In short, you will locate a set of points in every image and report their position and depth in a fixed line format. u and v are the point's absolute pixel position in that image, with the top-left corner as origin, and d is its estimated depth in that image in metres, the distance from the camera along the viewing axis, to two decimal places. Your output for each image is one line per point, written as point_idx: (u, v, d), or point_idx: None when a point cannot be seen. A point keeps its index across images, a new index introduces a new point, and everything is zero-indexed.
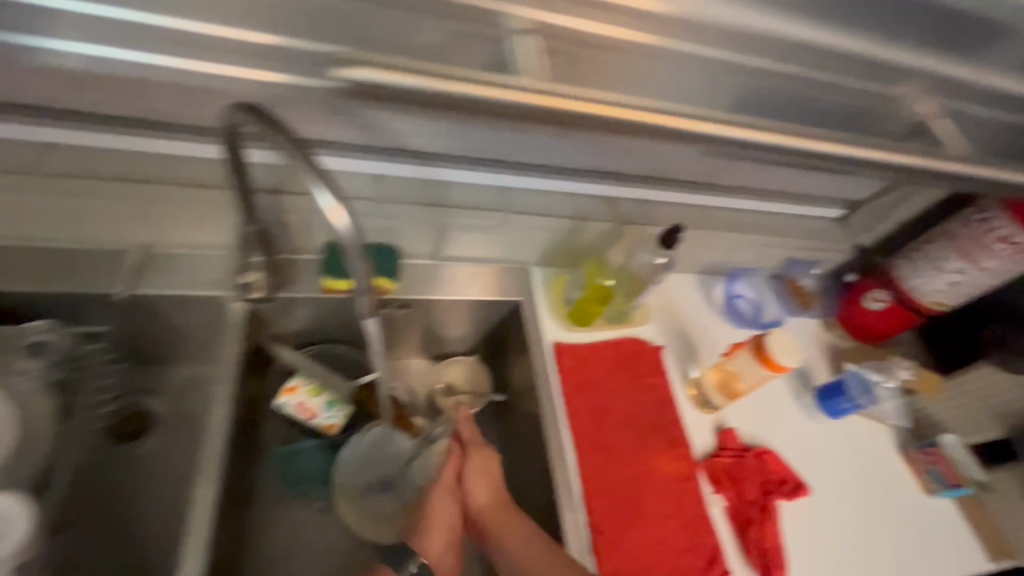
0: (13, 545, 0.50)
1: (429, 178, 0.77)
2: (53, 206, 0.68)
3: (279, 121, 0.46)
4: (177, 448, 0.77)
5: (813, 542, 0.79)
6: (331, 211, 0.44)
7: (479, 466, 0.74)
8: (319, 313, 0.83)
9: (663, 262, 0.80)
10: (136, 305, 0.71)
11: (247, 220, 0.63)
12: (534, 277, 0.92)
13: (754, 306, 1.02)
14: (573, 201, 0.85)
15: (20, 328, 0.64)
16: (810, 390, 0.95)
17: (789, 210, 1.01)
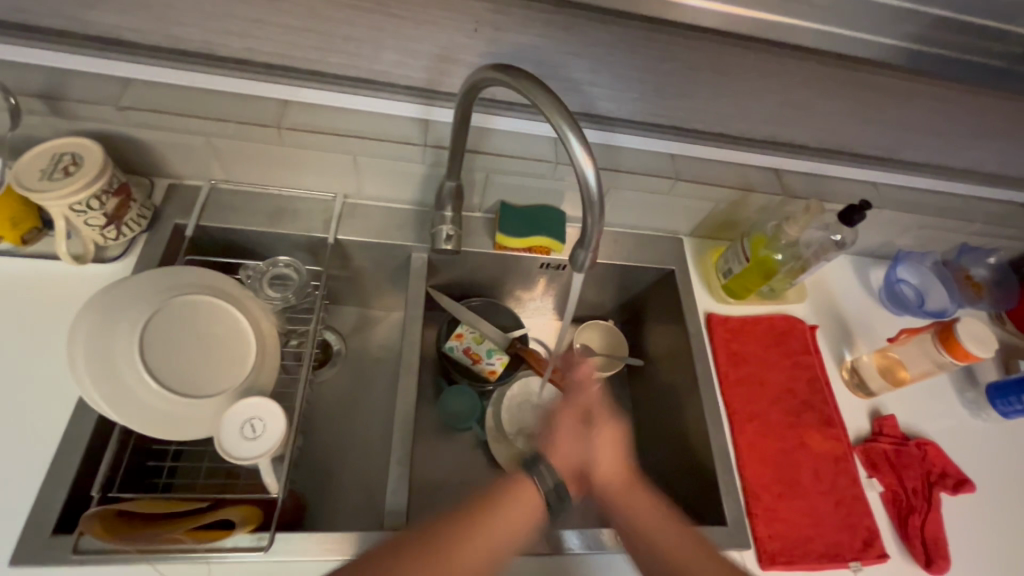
0: (276, 439, 0.61)
1: (606, 143, 0.77)
2: (287, 157, 0.75)
3: (530, 76, 0.49)
4: (353, 375, 0.91)
5: (978, 541, 0.76)
6: (581, 159, 0.47)
7: (611, 433, 0.70)
8: (482, 268, 0.89)
9: (839, 238, 0.80)
10: (337, 249, 0.82)
11: (451, 174, 0.69)
12: (685, 247, 0.93)
13: (918, 293, 0.96)
14: (742, 171, 0.83)
15: (266, 262, 0.74)
16: (974, 385, 0.90)
17: (974, 191, 0.92)
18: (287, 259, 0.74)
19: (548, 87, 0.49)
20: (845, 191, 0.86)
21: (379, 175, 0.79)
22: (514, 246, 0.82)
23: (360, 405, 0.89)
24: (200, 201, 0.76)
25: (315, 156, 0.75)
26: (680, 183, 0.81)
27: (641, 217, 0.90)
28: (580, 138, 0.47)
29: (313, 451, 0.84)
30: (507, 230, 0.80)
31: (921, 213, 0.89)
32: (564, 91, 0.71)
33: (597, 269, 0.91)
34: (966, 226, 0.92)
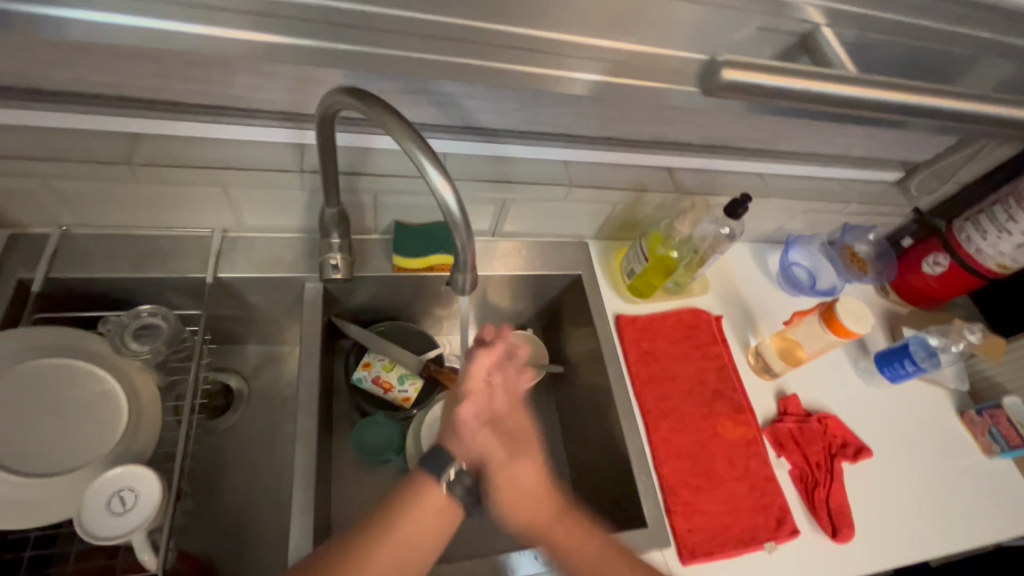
0: (150, 511, 0.54)
1: (494, 154, 0.78)
2: (147, 195, 0.68)
3: (382, 103, 0.48)
4: (258, 418, 0.84)
5: (877, 502, 0.81)
6: (439, 185, 0.46)
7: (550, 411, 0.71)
8: (386, 291, 0.85)
9: (728, 231, 0.84)
10: (221, 288, 0.76)
11: (329, 201, 0.66)
12: (590, 249, 0.94)
13: (810, 274, 1.02)
14: (634, 172, 0.84)
15: (132, 312, 0.67)
16: (866, 355, 0.96)
17: (848, 174, 0.98)
18: (155, 306, 0.68)
19: (406, 117, 0.48)
20: (733, 184, 0.89)
21: (259, 206, 0.74)
22: (416, 268, 0.80)
23: (266, 450, 0.82)
24: (50, 252, 0.68)
25: (180, 191, 0.69)
26: (574, 190, 0.81)
27: (543, 225, 0.89)
28: (435, 163, 0.46)
29: (217, 508, 0.77)
30: (403, 252, 0.78)
31: (804, 199, 0.94)
32: (441, 105, 0.69)
33: (506, 281, 0.89)
34: (844, 207, 0.98)
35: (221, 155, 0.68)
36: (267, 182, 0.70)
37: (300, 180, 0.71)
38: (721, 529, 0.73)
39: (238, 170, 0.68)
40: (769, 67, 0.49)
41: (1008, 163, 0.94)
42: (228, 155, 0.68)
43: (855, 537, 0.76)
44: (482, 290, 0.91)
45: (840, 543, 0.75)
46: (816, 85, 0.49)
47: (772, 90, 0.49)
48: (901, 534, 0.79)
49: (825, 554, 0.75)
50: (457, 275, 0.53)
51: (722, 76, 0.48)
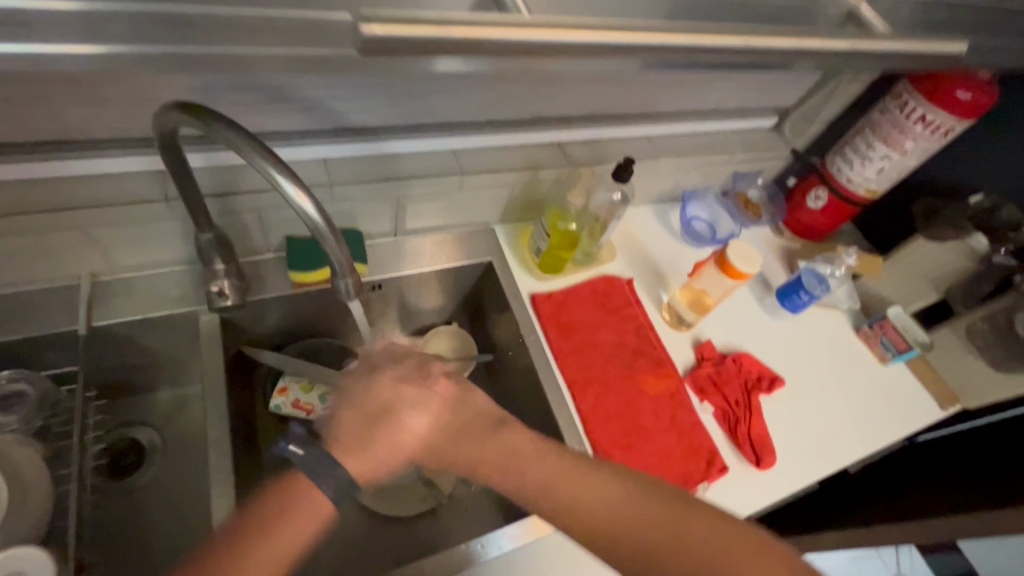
0: None
1: (377, 153, 0.75)
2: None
3: (219, 116, 0.45)
4: (178, 469, 0.79)
5: (794, 425, 0.87)
6: (295, 197, 0.45)
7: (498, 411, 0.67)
8: (294, 311, 0.82)
9: (619, 196, 0.88)
10: (101, 338, 0.70)
11: (200, 227, 0.62)
12: (499, 235, 0.95)
13: (710, 226, 1.07)
14: (524, 151, 0.85)
15: None
16: (769, 292, 1.02)
17: (728, 125, 1.04)
18: (11, 372, 0.62)
19: (247, 128, 0.45)
20: (623, 149, 0.91)
21: (128, 243, 0.68)
22: (315, 280, 0.77)
23: (191, 499, 0.77)
24: None
25: (28, 242, 0.62)
26: (467, 177, 0.80)
27: (445, 217, 0.88)
28: (287, 174, 0.45)
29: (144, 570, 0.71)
30: (298, 268, 0.74)
31: (691, 154, 0.98)
32: (306, 108, 0.66)
33: (418, 279, 0.88)
34: (730, 157, 1.03)
35: (69, 196, 0.62)
36: (129, 217, 0.64)
37: (169, 210, 0.66)
38: (657, 480, 0.77)
39: (90, 209, 0.62)
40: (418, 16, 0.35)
41: (861, 98, 1.03)
42: (76, 194, 0.62)
43: (777, 462, 0.81)
44: (397, 293, 0.90)
45: (765, 470, 0.81)
46: (618, 39, 0.40)
47: (428, 44, 0.35)
48: (817, 451, 0.86)
49: (754, 484, 0.80)
50: (340, 277, 0.52)
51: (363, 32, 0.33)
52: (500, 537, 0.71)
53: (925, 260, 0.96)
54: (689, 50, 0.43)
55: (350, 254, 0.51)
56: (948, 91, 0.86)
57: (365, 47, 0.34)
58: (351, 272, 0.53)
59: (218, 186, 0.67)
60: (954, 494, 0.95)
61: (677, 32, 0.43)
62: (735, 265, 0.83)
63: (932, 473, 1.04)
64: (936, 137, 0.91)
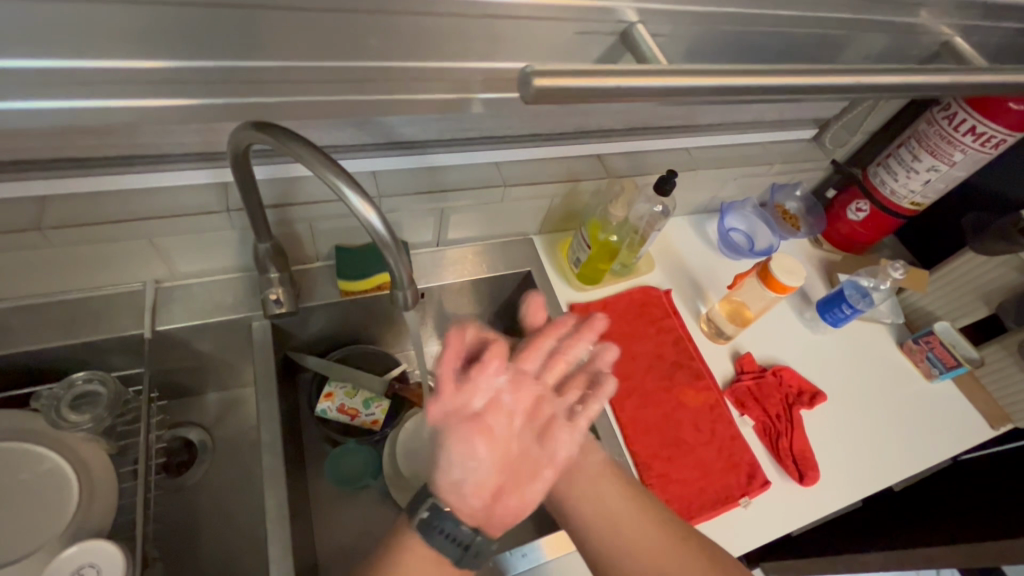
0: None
1: (423, 166, 0.78)
2: (71, 257, 0.65)
3: (291, 133, 0.48)
4: (227, 468, 0.82)
5: (837, 442, 0.86)
6: (361, 208, 0.47)
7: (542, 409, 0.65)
8: (338, 318, 0.84)
9: (660, 209, 0.86)
10: (162, 341, 0.73)
11: (260, 238, 0.65)
12: (536, 245, 0.96)
13: (747, 237, 1.06)
14: (564, 164, 0.86)
15: (66, 382, 0.63)
16: (810, 305, 1.00)
17: (767, 136, 1.03)
18: (89, 372, 0.63)
19: (316, 143, 0.48)
20: (661, 161, 0.92)
21: (189, 251, 0.71)
22: (361, 289, 0.79)
23: (238, 497, 0.80)
24: None
25: (100, 250, 0.66)
26: (509, 189, 0.82)
27: (487, 227, 0.90)
28: (353, 187, 0.47)
29: (196, 565, 0.74)
30: (345, 276, 0.76)
31: (730, 166, 0.98)
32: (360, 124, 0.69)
33: (458, 288, 0.90)
34: (769, 168, 1.02)
35: (136, 206, 0.65)
36: (192, 227, 0.67)
37: (228, 220, 0.69)
38: (698, 494, 0.76)
39: (157, 218, 0.65)
40: (575, 70, 0.39)
41: (905, 110, 1.02)
42: (143, 204, 0.65)
43: (821, 478, 0.80)
44: (436, 302, 0.92)
45: (808, 487, 0.79)
46: (691, 81, 0.42)
47: (562, 94, 0.38)
48: (861, 468, 0.84)
49: (796, 500, 0.79)
50: (400, 286, 0.54)
51: (534, 85, 0.37)
52: (533, 549, 0.71)
53: (968, 274, 0.95)
54: (757, 86, 0.44)
55: (411, 265, 0.53)
56: (1002, 103, 0.84)
57: (536, 94, 0.39)
58: (410, 283, 0.55)
59: (275, 197, 0.70)
60: (1001, 516, 0.92)
61: (762, 73, 0.44)
62: (779, 279, 0.82)
63: (975, 494, 1.01)
64: (988, 149, 0.89)
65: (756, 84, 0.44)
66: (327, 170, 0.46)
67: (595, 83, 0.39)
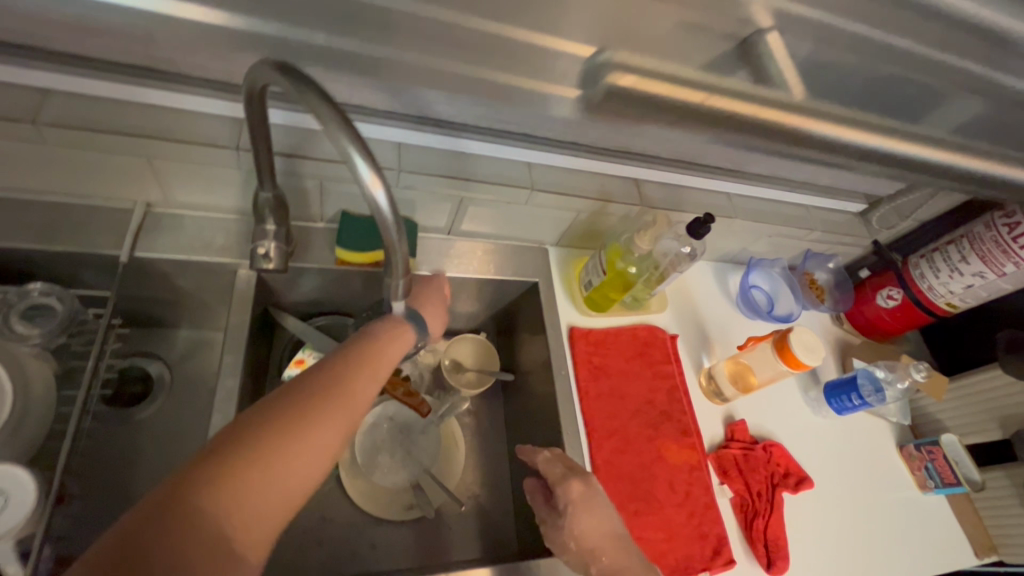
0: (18, 518, 0.48)
1: (453, 150, 0.73)
2: (63, 160, 0.61)
3: (311, 81, 0.43)
4: (180, 411, 0.78)
5: (814, 536, 0.81)
6: (368, 180, 0.43)
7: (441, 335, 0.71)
8: (330, 286, 0.80)
9: (689, 250, 0.81)
10: (140, 267, 0.69)
11: (262, 185, 0.60)
12: (550, 256, 0.91)
13: (768, 299, 1.01)
14: (598, 181, 0.82)
15: (23, 290, 0.61)
16: (816, 385, 0.95)
17: (813, 201, 0.98)
18: (47, 286, 0.61)
19: (332, 96, 0.42)
20: (698, 201, 0.88)
21: (191, 181, 0.67)
22: (357, 262, 0.74)
23: (180, 445, 0.75)
24: None
25: (94, 159, 0.61)
26: (537, 194, 0.77)
27: (503, 227, 0.85)
28: (365, 155, 0.42)
29: (121, 506, 0.70)
30: (344, 245, 0.72)
31: (768, 222, 0.93)
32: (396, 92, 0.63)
33: (460, 283, 0.85)
34: (807, 233, 0.97)
35: (142, 122, 0.61)
36: (196, 157, 0.63)
37: (237, 158, 0.64)
38: (657, 558, 0.71)
39: (162, 139, 0.61)
40: (673, 74, 0.33)
41: (968, 206, 0.95)
42: (151, 122, 0.61)
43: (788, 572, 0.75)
44: None
45: None
46: (800, 121, 0.35)
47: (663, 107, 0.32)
48: (833, 569, 0.79)
49: None
50: (395, 273, 0.49)
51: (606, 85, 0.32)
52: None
53: (992, 392, 0.90)
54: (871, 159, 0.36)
55: (410, 254, 0.49)
56: None
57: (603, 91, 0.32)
58: (405, 271, 0.50)
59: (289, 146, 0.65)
60: None
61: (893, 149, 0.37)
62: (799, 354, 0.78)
63: None
64: None
65: (891, 127, 0.37)
66: (341, 124, 0.41)
67: (689, 102, 0.33)
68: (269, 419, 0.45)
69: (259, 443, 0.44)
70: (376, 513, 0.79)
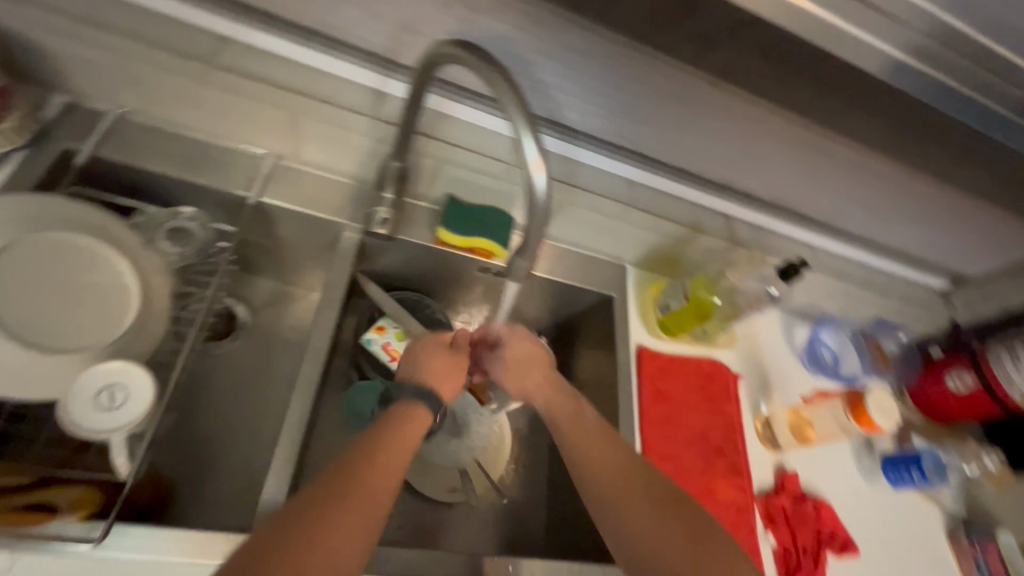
0: (136, 415, 0.51)
1: (564, 155, 0.77)
2: (219, 101, 0.67)
3: (495, 62, 0.47)
4: (256, 354, 0.81)
5: None
6: (533, 163, 0.46)
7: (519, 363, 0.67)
8: (415, 264, 0.83)
9: (774, 292, 0.81)
10: (257, 212, 0.72)
11: (397, 154, 0.64)
12: (628, 275, 0.90)
13: (835, 358, 0.99)
14: (690, 209, 0.85)
15: (172, 212, 0.67)
16: (870, 454, 0.93)
17: (885, 265, 1.03)
18: (195, 213, 0.67)
19: (509, 74, 0.46)
20: (780, 247, 0.90)
21: (320, 141, 0.72)
22: (454, 244, 0.77)
23: (252, 386, 0.79)
24: (102, 129, 0.64)
25: (247, 105, 0.67)
26: (633, 211, 0.80)
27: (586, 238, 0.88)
28: (534, 139, 0.46)
29: (189, 432, 0.73)
30: (447, 225, 0.75)
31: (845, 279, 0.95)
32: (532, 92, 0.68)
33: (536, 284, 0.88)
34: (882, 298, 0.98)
35: (304, 83, 0.68)
36: (339, 120, 0.70)
37: (372, 127, 0.71)
38: None
39: (315, 99, 0.68)
40: None
41: None
42: (310, 83, 0.68)
43: None
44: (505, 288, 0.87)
45: None
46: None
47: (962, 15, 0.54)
48: None
49: None
50: (524, 254, 0.52)
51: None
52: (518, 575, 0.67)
53: None
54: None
55: (542, 239, 0.51)
56: None
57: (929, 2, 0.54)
58: (529, 255, 0.52)
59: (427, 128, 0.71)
60: None
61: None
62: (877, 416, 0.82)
63: None
64: None
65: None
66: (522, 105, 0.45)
67: None
68: (296, 516, 0.44)
69: (304, 538, 0.42)
70: (418, 491, 0.81)
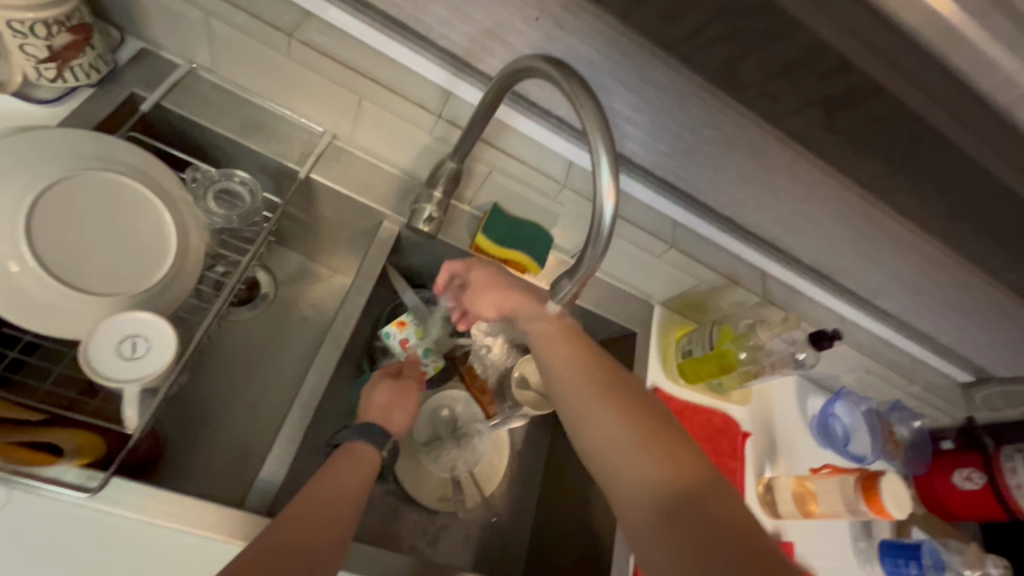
0: (155, 371, 0.50)
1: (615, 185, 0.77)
2: (288, 72, 0.66)
3: (585, 87, 0.47)
4: (272, 326, 0.80)
5: None
6: (604, 192, 0.47)
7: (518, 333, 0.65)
8: (447, 265, 0.82)
9: (802, 358, 0.80)
10: (303, 187, 0.72)
11: (457, 155, 0.64)
12: (653, 313, 0.90)
13: (845, 434, 0.96)
14: (729, 259, 0.85)
15: (226, 174, 0.67)
16: (867, 537, 0.91)
17: (913, 349, 1.01)
18: (248, 178, 0.67)
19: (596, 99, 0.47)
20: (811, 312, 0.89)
21: (379, 129, 0.72)
22: (491, 253, 0.76)
23: (264, 358, 0.78)
24: (171, 80, 0.65)
25: (316, 82, 0.67)
26: (675, 252, 0.80)
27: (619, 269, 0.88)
28: (610, 171, 0.47)
29: (194, 394, 0.72)
30: (489, 233, 0.75)
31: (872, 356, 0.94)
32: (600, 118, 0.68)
33: None
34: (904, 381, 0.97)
35: (374, 68, 0.66)
36: (403, 111, 0.69)
37: (434, 125, 0.71)
38: None
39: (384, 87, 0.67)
40: None
41: None
42: (379, 68, 0.66)
43: None
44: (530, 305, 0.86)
45: None
46: None
47: None
48: None
49: None
50: (575, 278, 0.52)
51: None
52: None
53: None
54: None
55: (597, 266, 0.51)
56: None
57: None
58: (579, 280, 0.53)
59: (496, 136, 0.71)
60: None
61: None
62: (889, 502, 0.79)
63: None
64: None
65: None
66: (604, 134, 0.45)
67: None
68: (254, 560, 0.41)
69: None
70: (409, 494, 0.79)
